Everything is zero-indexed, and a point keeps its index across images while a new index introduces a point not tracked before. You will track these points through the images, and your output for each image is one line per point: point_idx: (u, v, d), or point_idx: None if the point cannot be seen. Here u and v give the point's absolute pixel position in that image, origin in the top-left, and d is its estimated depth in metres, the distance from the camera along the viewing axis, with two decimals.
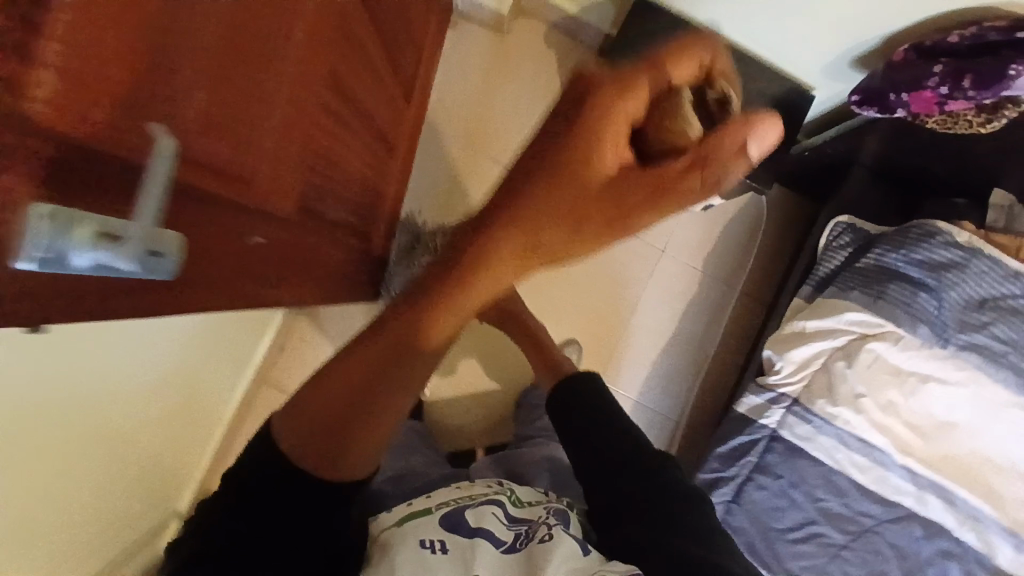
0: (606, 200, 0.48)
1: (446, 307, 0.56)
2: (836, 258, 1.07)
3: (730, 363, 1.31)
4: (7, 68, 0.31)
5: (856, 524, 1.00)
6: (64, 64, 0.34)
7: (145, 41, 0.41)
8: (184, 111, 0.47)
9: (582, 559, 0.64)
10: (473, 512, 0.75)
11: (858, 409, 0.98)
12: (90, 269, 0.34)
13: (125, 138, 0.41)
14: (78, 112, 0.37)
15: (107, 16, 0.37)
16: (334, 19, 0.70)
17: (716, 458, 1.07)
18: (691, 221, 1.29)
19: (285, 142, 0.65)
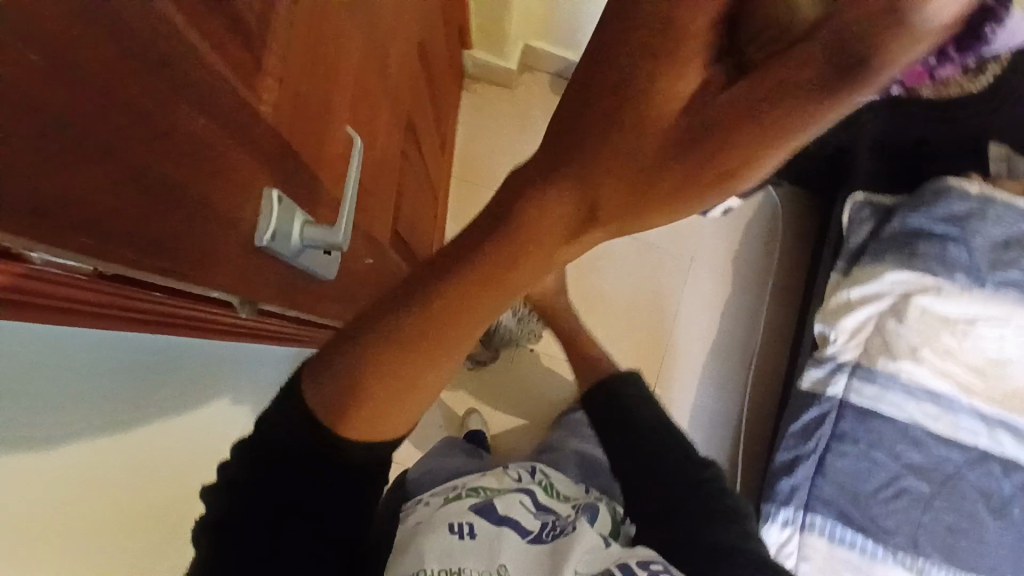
0: (658, 169, 0.29)
1: (413, 356, 0.39)
2: (862, 231, 1.17)
3: (778, 354, 1.36)
4: (251, 63, 0.37)
5: (940, 472, 1.02)
6: (280, 69, 0.41)
7: (318, 62, 0.48)
8: (335, 129, 0.54)
9: (606, 548, 0.61)
10: (502, 501, 0.70)
11: (918, 360, 1.03)
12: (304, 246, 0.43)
13: (305, 142, 0.48)
14: (287, 116, 0.43)
15: (301, 36, 0.44)
16: (400, 65, 0.78)
17: (790, 437, 1.11)
18: (716, 229, 1.40)
19: (378, 172, 0.72)
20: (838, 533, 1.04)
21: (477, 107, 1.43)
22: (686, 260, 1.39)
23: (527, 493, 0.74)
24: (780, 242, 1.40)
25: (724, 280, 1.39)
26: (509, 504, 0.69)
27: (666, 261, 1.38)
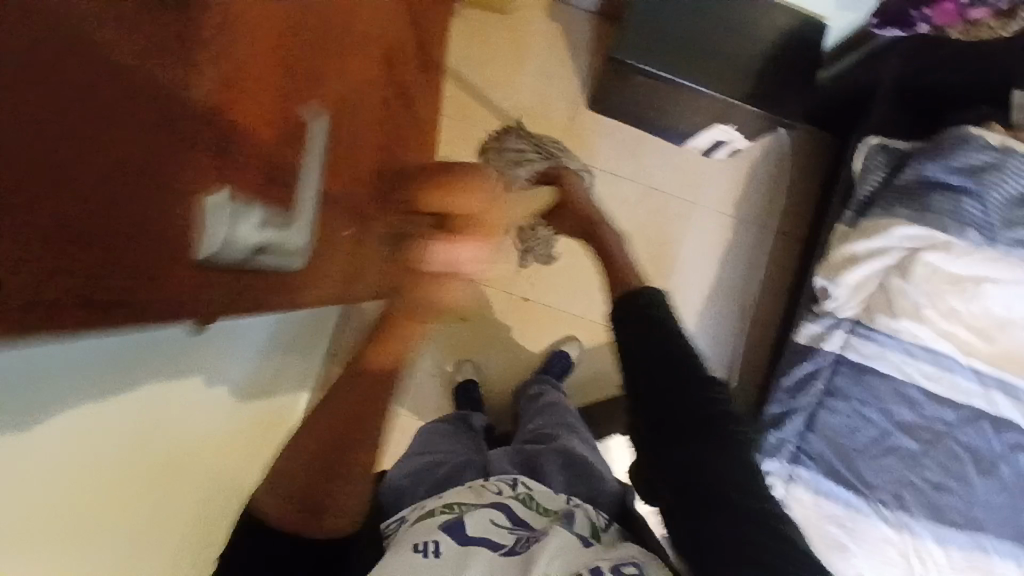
0: None
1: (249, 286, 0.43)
2: (874, 179, 1.10)
3: (776, 304, 1.33)
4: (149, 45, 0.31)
5: (931, 431, 1.02)
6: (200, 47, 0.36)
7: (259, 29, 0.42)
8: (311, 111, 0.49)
9: (568, 559, 0.64)
10: (472, 515, 0.69)
11: (920, 319, 1.00)
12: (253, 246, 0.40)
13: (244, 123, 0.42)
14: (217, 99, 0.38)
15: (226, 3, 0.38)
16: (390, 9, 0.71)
17: (782, 390, 1.10)
18: (723, 172, 1.34)
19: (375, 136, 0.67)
20: (823, 486, 1.05)
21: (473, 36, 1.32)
22: (688, 204, 1.34)
23: (500, 506, 0.72)
24: (787, 188, 1.34)
25: (725, 226, 1.33)
26: (480, 520, 0.69)
27: (667, 205, 1.33)
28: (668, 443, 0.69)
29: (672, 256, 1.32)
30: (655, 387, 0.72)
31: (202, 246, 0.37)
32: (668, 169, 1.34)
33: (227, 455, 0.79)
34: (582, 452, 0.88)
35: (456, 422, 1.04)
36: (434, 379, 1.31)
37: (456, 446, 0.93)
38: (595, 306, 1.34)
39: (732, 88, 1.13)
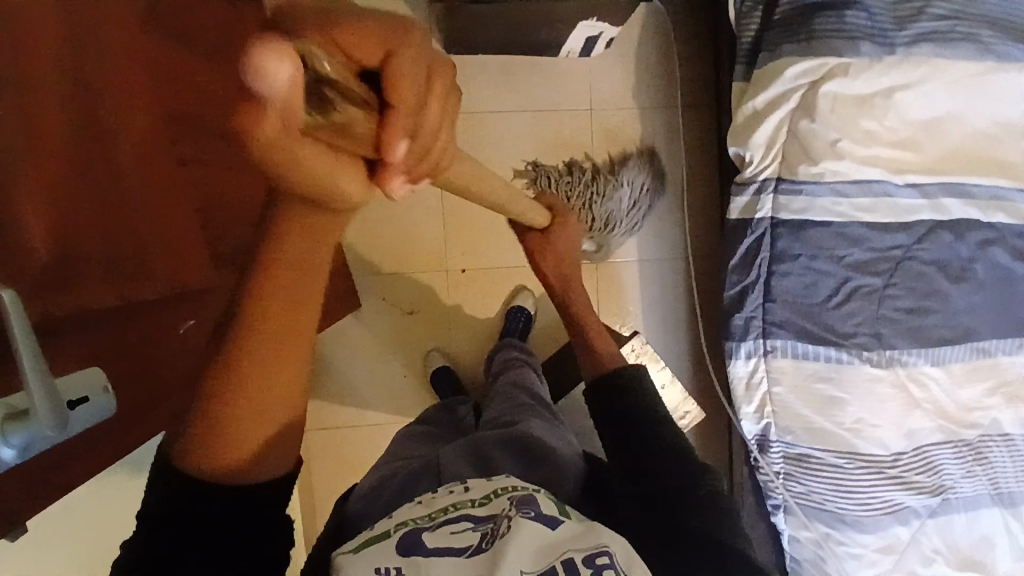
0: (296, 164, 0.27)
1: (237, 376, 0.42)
2: (753, 21, 1.02)
3: (708, 177, 1.27)
4: None
5: (889, 260, 0.98)
6: None
7: None
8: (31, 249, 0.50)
9: (550, 534, 0.53)
10: (433, 524, 0.56)
11: (839, 155, 0.94)
12: (25, 449, 0.39)
13: None
14: None
15: None
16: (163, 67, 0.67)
17: (732, 272, 1.03)
18: (604, 66, 1.25)
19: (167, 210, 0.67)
20: (800, 349, 1.00)
21: None
22: (584, 112, 1.25)
23: (461, 510, 0.59)
24: (678, 59, 1.24)
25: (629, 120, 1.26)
26: (436, 532, 0.55)
27: (563, 122, 1.25)
28: (648, 500, 0.72)
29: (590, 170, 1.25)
30: (647, 448, 0.76)
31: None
32: (550, 85, 1.25)
33: None
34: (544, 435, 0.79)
35: (440, 413, 1.03)
36: (400, 379, 1.28)
37: (426, 448, 0.86)
38: None
39: None
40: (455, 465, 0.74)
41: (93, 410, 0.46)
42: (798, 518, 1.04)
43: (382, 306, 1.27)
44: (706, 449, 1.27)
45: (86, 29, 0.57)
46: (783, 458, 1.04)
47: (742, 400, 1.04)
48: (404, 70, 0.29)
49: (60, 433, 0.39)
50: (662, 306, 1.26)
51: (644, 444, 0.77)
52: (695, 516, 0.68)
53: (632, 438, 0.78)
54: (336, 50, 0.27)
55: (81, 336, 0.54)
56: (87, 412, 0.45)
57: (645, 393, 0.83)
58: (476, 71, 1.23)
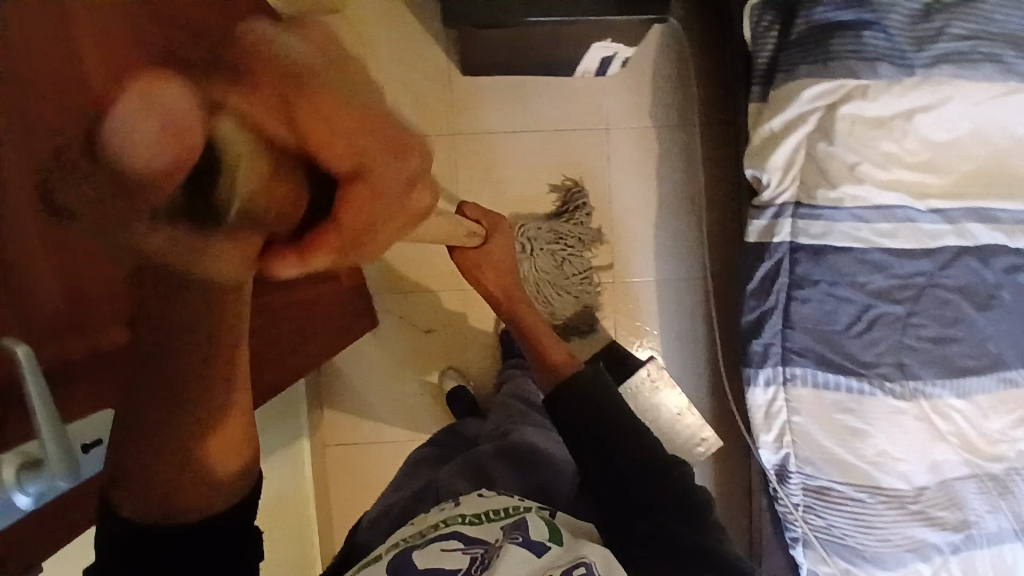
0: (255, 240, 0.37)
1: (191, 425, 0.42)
2: (770, 40, 1.00)
3: (724, 194, 1.24)
4: None
5: (912, 287, 0.95)
6: None
7: None
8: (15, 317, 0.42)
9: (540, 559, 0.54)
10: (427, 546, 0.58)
11: (859, 179, 0.92)
12: (39, 495, 0.41)
13: None
14: None
15: None
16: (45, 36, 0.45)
17: (749, 297, 1.01)
18: (620, 85, 1.24)
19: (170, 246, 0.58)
20: (821, 378, 0.98)
21: None
22: (601, 132, 1.25)
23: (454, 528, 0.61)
24: (695, 76, 1.23)
25: (646, 139, 1.25)
26: (430, 556, 0.56)
27: (579, 141, 1.25)
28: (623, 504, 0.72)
29: (605, 189, 1.25)
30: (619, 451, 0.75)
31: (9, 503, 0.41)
32: (566, 104, 1.24)
33: None
34: (537, 443, 0.86)
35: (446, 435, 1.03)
36: (413, 397, 1.29)
37: (432, 475, 0.87)
38: None
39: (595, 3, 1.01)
40: (454, 484, 0.78)
41: (99, 454, 0.49)
42: (817, 551, 1.01)
43: (398, 324, 1.28)
44: (723, 471, 1.25)
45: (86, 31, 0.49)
46: (802, 491, 1.01)
47: (759, 428, 1.02)
48: (367, 187, 0.35)
49: (72, 485, 0.41)
50: (680, 325, 1.25)
51: (612, 443, 0.75)
52: (683, 518, 0.70)
53: (599, 444, 0.76)
54: (268, 119, 0.34)
55: (102, 380, 0.51)
56: (95, 455, 0.48)
57: (602, 390, 0.80)
58: (490, 91, 1.24)
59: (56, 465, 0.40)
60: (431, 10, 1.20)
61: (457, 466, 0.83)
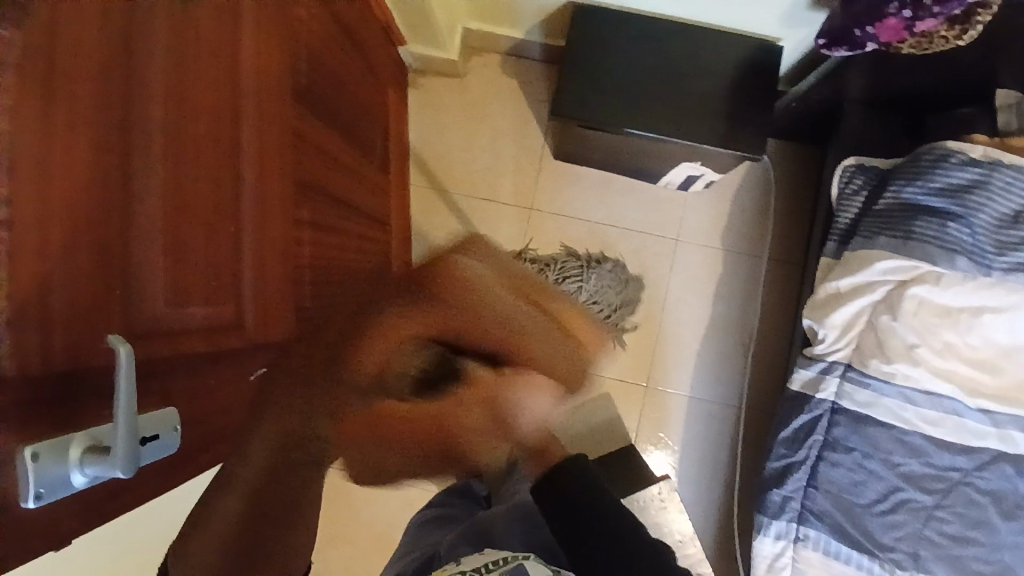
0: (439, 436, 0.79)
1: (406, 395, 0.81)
2: (853, 205, 1.04)
3: (780, 331, 1.25)
4: None
5: (944, 480, 0.93)
6: (13, 317, 0.41)
7: (99, 267, 0.49)
8: (147, 296, 0.54)
9: None
10: None
11: (915, 361, 0.92)
12: (94, 479, 0.43)
13: (85, 349, 0.47)
14: (33, 343, 0.42)
15: (26, 269, 0.41)
16: (218, 93, 0.65)
17: (780, 443, 1.02)
18: (700, 203, 1.28)
19: (265, 249, 0.74)
20: (833, 547, 0.97)
21: (427, 104, 1.30)
22: (669, 242, 1.29)
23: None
24: (774, 215, 1.27)
25: (712, 259, 1.28)
26: None
27: (645, 246, 1.29)
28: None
29: (661, 297, 1.28)
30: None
31: (70, 477, 0.42)
32: (643, 208, 1.29)
33: None
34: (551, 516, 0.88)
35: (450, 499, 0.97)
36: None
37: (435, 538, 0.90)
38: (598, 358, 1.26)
39: (693, 131, 1.09)
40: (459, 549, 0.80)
41: (159, 446, 0.51)
42: None
43: None
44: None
45: (249, 102, 0.71)
46: None
47: None
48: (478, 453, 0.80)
49: (126, 477, 0.43)
50: (703, 448, 1.24)
51: None
52: None
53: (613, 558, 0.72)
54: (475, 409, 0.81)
55: (184, 376, 0.58)
56: (153, 448, 0.50)
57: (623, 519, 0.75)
58: (573, 180, 1.30)
59: (120, 453, 0.42)
60: (539, 97, 1.30)
61: (462, 532, 0.84)
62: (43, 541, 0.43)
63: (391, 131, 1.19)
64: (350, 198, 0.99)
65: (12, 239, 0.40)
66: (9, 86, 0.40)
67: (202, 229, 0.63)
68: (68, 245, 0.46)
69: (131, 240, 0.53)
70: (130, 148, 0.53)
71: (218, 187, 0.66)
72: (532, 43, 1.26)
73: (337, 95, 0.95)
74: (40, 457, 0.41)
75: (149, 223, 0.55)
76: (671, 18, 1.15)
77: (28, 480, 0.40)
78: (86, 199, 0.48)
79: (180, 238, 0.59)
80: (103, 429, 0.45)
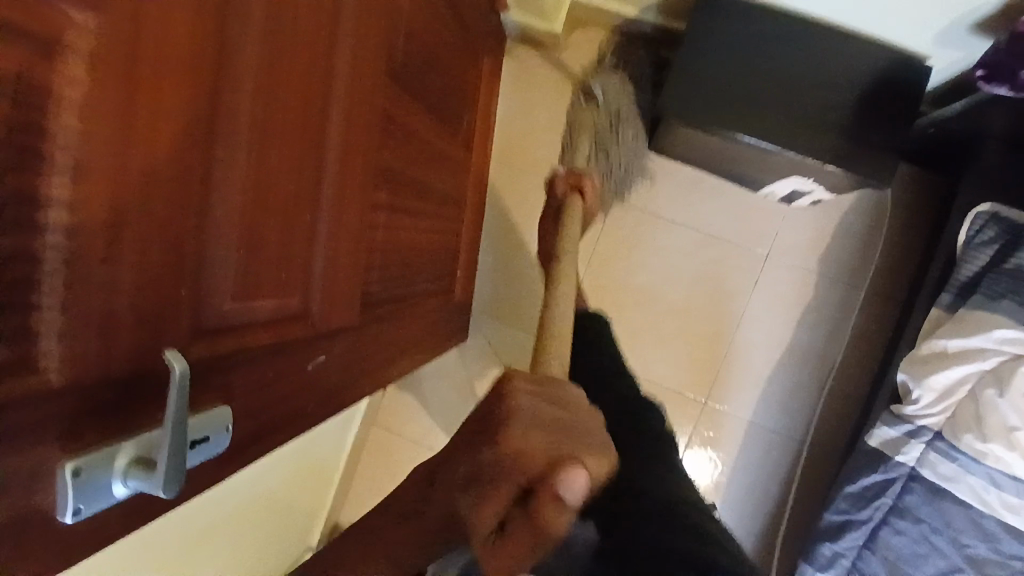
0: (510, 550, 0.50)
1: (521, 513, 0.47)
2: (979, 258, 0.92)
3: (863, 371, 1.17)
4: (11, 354, 0.38)
5: (1010, 571, 0.86)
6: (73, 326, 0.41)
7: (172, 268, 0.49)
8: (216, 293, 0.55)
9: None
10: None
11: (1013, 444, 0.84)
12: (134, 491, 0.44)
13: (148, 355, 0.48)
14: (95, 354, 0.43)
15: (89, 280, 0.42)
16: (309, 77, 0.63)
17: (842, 498, 0.95)
18: (800, 221, 1.18)
19: (338, 236, 0.73)
20: None
21: (523, 75, 1.24)
22: (758, 257, 1.20)
23: None
24: (882, 246, 1.16)
25: (802, 282, 1.18)
26: None
27: (731, 258, 1.20)
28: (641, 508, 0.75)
29: (738, 315, 1.20)
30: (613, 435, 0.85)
31: (110, 486, 0.44)
32: (737, 218, 1.20)
33: (282, 495, 0.97)
34: None
35: None
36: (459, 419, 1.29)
37: None
38: (663, 368, 1.21)
39: (805, 146, 0.98)
40: None
41: (208, 446, 0.52)
42: None
43: (487, 350, 1.28)
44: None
45: (340, 87, 0.69)
46: None
47: None
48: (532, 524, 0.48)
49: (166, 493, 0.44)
50: (753, 475, 1.19)
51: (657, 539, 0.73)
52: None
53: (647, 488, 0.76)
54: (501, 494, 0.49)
55: (245, 370, 0.58)
56: (203, 450, 0.51)
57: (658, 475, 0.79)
58: (666, 177, 1.22)
59: (159, 476, 0.43)
60: None
61: None
62: (94, 535, 0.45)
63: (480, 104, 1.14)
64: (430, 178, 0.97)
65: (77, 244, 0.41)
66: (79, 80, 0.39)
67: (278, 220, 0.62)
68: (142, 252, 0.46)
69: (206, 239, 0.53)
70: (212, 141, 0.52)
71: (300, 177, 0.65)
72: (644, 23, 1.16)
73: (430, 69, 0.91)
74: (86, 471, 0.42)
75: (225, 217, 0.55)
76: (806, 15, 1.02)
77: (68, 494, 0.41)
78: (164, 199, 0.47)
79: (255, 232, 0.59)
80: (153, 436, 0.47)
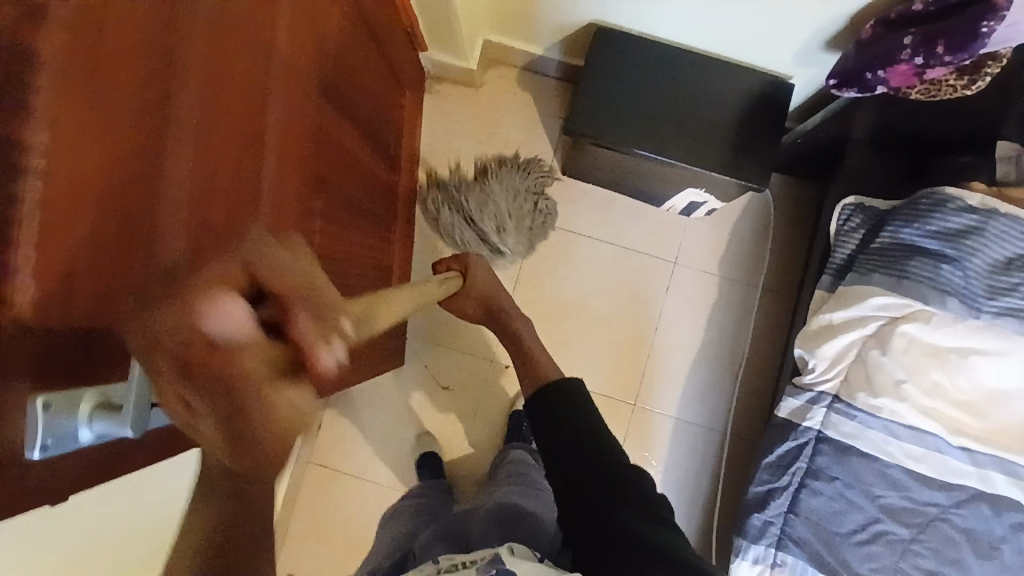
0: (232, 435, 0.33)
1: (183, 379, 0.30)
2: (851, 241, 1.07)
3: (770, 360, 1.28)
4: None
5: (921, 515, 0.94)
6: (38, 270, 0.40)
7: (129, 232, 0.49)
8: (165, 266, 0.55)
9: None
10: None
11: (901, 397, 0.94)
12: (97, 437, 0.44)
13: (103, 313, 0.47)
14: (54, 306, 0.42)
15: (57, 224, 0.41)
16: (251, 73, 0.66)
17: (763, 469, 1.03)
18: (700, 230, 1.31)
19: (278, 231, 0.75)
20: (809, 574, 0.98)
21: (442, 110, 1.32)
22: (668, 264, 1.31)
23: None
24: (771, 247, 1.30)
25: (708, 284, 1.31)
26: None
27: (643, 267, 1.31)
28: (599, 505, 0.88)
29: (655, 318, 1.30)
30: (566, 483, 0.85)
31: (74, 431, 0.42)
32: (645, 230, 1.32)
33: None
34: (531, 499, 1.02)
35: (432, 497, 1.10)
36: (395, 445, 1.28)
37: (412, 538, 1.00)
38: (592, 374, 1.28)
39: (700, 157, 1.11)
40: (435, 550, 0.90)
41: None
42: None
43: (422, 373, 1.31)
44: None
45: (279, 87, 0.73)
46: None
47: None
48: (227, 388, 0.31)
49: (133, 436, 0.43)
50: (684, 469, 1.26)
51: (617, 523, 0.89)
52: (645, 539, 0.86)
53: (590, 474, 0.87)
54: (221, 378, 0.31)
55: None
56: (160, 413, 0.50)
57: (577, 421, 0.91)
58: (581, 196, 1.32)
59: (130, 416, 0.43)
60: (552, 112, 1.33)
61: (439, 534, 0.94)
62: (49, 500, 0.43)
63: (405, 132, 1.20)
64: (363, 194, 1.01)
65: (49, 191, 0.41)
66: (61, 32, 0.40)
67: (223, 205, 0.63)
68: (102, 210, 0.46)
69: (159, 209, 0.53)
70: (168, 116, 0.53)
71: (241, 170, 0.66)
72: (549, 60, 1.29)
73: (359, 89, 0.97)
74: (50, 409, 0.41)
75: (174, 197, 0.55)
76: (687, 47, 1.18)
77: (37, 428, 0.40)
78: (126, 162, 0.48)
79: (202, 212, 0.60)
80: (109, 388, 0.45)
